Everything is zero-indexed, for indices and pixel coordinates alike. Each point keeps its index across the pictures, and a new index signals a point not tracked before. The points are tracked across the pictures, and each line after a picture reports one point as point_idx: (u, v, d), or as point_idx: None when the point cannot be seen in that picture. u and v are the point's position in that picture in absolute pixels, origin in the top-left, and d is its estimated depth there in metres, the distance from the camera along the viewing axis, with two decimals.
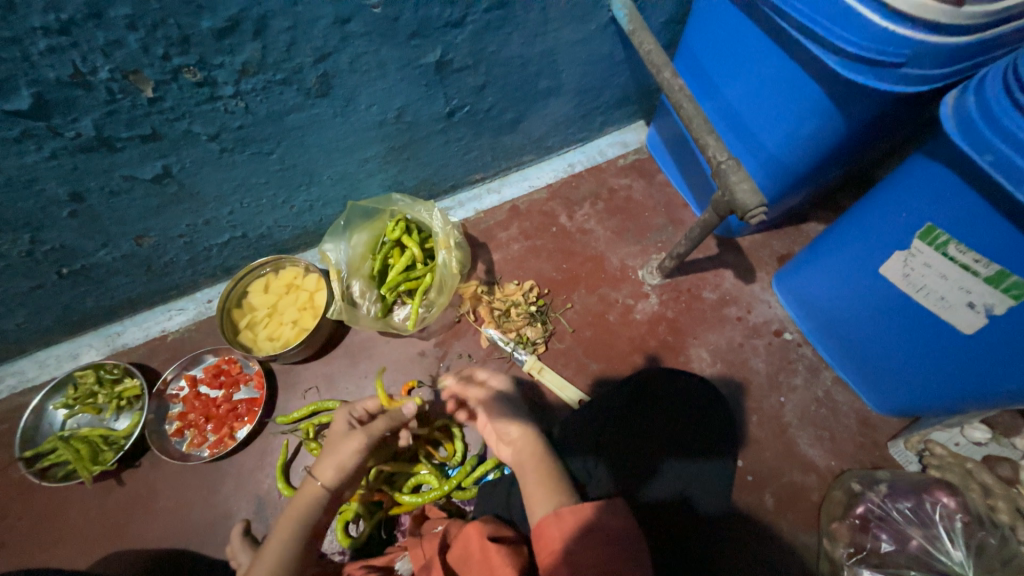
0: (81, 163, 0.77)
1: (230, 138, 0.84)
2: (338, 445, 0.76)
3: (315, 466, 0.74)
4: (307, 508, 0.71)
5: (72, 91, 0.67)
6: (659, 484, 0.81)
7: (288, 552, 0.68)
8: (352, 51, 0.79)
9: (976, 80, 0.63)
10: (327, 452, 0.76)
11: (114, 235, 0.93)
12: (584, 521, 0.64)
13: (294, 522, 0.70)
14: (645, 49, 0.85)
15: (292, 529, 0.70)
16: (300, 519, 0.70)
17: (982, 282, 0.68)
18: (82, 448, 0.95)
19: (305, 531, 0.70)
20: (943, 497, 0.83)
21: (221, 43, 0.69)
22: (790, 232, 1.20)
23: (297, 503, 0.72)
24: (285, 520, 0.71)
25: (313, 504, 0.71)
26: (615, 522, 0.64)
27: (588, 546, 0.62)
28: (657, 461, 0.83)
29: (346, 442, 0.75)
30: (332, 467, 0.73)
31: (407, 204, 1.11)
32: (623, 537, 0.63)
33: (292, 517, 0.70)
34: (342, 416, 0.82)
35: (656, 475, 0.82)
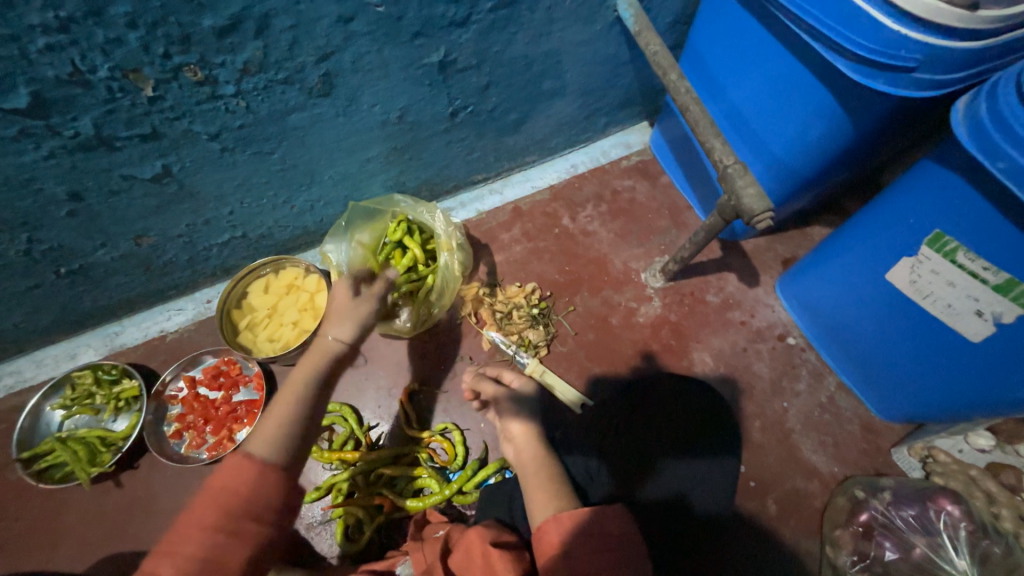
0: (80, 162, 0.76)
1: (230, 137, 0.83)
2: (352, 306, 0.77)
3: (326, 324, 0.74)
4: (321, 358, 0.69)
5: (71, 90, 0.66)
6: (658, 482, 0.80)
7: (301, 404, 0.64)
8: (355, 51, 0.78)
9: (987, 86, 0.62)
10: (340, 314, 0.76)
11: (113, 235, 0.92)
12: (584, 526, 0.64)
13: (308, 366, 0.68)
14: (651, 50, 0.84)
15: (307, 375, 0.67)
16: (315, 369, 0.68)
17: (991, 291, 0.68)
18: (80, 449, 0.94)
19: (321, 385, 0.67)
20: (947, 505, 0.82)
21: (222, 42, 0.68)
22: (794, 236, 1.19)
23: (311, 355, 0.70)
24: (296, 373, 0.68)
25: (327, 357, 0.69)
26: (616, 527, 0.64)
27: (588, 552, 0.62)
28: (657, 458, 0.83)
29: (360, 307, 0.78)
30: (348, 326, 0.74)
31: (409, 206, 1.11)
32: (623, 544, 0.62)
33: (305, 369, 0.68)
34: (345, 285, 0.82)
35: (656, 472, 0.81)
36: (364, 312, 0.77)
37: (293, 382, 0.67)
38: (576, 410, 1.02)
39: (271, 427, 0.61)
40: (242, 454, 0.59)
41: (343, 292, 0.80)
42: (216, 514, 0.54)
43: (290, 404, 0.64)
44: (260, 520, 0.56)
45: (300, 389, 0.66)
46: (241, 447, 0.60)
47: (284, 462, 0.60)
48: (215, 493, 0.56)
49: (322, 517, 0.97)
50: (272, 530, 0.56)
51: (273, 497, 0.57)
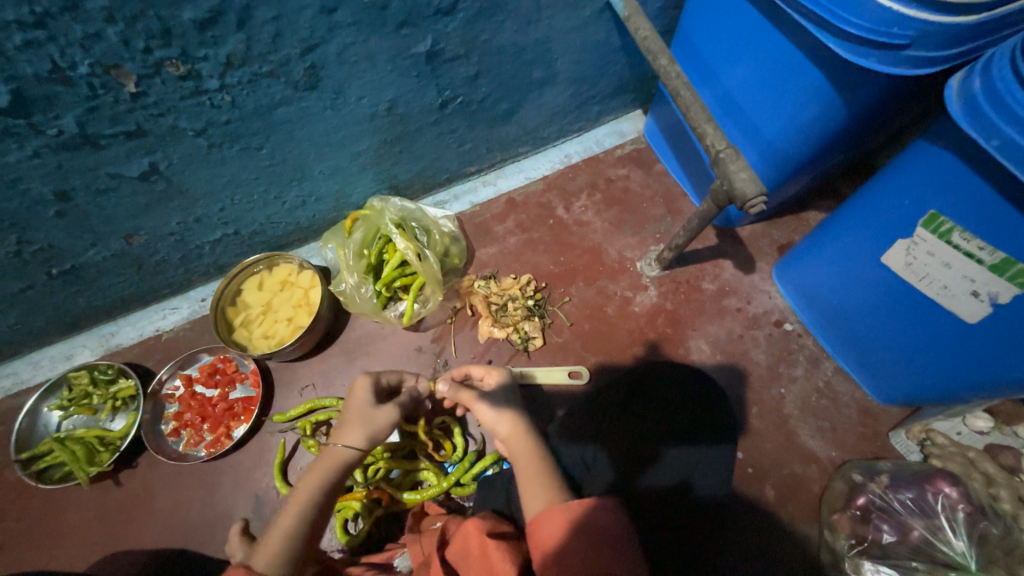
0: (65, 161, 0.75)
1: (217, 133, 0.82)
2: (369, 412, 0.77)
3: (341, 430, 0.75)
4: (329, 471, 0.72)
5: (51, 87, 0.65)
6: (661, 470, 0.82)
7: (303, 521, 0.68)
8: (340, 42, 0.77)
9: (982, 62, 0.60)
10: (357, 418, 0.76)
11: (103, 234, 0.91)
12: (577, 519, 0.63)
13: (300, 508, 0.69)
14: (641, 35, 0.83)
15: (297, 517, 0.68)
16: (325, 478, 0.71)
17: (987, 271, 0.67)
18: (78, 449, 0.95)
19: (325, 494, 0.71)
20: (945, 488, 0.83)
21: (203, 36, 0.67)
22: (789, 221, 1.18)
23: (318, 470, 0.72)
24: (306, 482, 0.71)
25: (337, 467, 0.72)
26: (608, 521, 0.63)
27: (581, 545, 0.61)
28: (659, 448, 0.83)
29: (379, 413, 0.77)
30: (360, 435, 0.74)
31: (407, 210, 1.10)
32: (615, 538, 0.62)
33: (316, 476, 0.71)
34: (365, 383, 0.81)
35: (656, 463, 0.82)
36: (378, 424, 0.77)
37: (295, 506, 0.69)
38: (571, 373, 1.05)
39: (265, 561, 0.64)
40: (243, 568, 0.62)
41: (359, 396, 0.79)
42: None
43: (292, 519, 0.68)
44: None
45: (311, 497, 0.70)
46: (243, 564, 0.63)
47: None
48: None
49: None
50: None
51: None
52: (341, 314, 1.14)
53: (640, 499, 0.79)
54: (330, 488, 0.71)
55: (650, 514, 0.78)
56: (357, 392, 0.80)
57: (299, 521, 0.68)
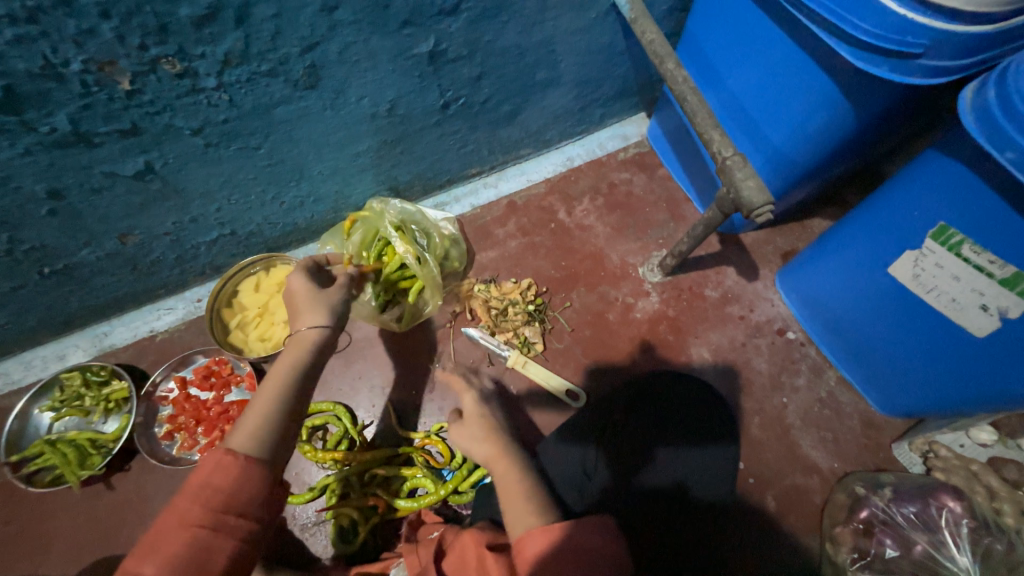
0: (57, 159, 0.74)
1: (214, 132, 0.80)
2: (318, 295, 0.73)
3: (296, 319, 0.70)
4: (297, 353, 0.66)
5: (44, 84, 0.63)
6: (656, 471, 0.81)
7: (283, 399, 0.62)
8: (341, 40, 0.76)
9: (997, 71, 0.59)
10: (308, 301, 0.72)
11: (96, 234, 0.90)
12: (562, 541, 0.61)
13: (276, 389, 0.62)
14: (648, 38, 0.81)
15: (273, 397, 0.62)
16: (295, 356, 0.66)
17: (997, 285, 0.66)
18: (69, 452, 0.93)
19: (303, 374, 0.65)
20: (949, 502, 0.83)
21: (201, 33, 0.66)
22: (794, 228, 1.17)
23: (286, 356, 0.66)
24: (278, 363, 0.65)
25: (304, 348, 0.67)
26: (596, 541, 0.62)
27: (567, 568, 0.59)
28: (653, 449, 0.83)
29: (331, 295, 0.74)
30: (317, 314, 0.70)
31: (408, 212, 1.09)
32: (602, 557, 0.61)
33: (286, 357, 0.66)
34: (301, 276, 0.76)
35: (652, 462, 0.82)
36: (333, 302, 0.73)
37: (271, 383, 0.63)
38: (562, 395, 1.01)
39: (244, 439, 0.58)
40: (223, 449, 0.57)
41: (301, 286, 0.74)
42: (199, 510, 0.52)
43: (268, 398, 0.61)
44: (246, 512, 0.54)
45: (283, 374, 0.64)
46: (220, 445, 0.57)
47: (265, 461, 0.58)
48: (195, 491, 0.53)
49: (316, 519, 0.96)
50: (247, 502, 0.54)
51: (255, 496, 0.55)
52: None
53: (637, 501, 0.78)
54: (303, 367, 0.66)
55: (647, 510, 0.78)
56: (296, 286, 0.74)
57: (278, 404, 0.61)
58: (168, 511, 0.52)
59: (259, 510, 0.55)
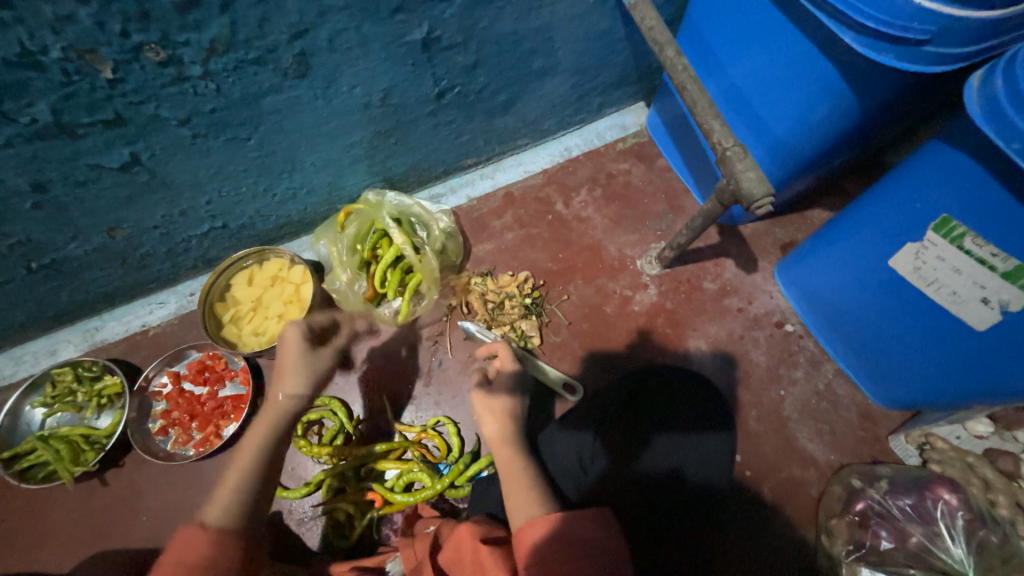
0: (40, 152, 0.72)
1: (202, 122, 0.78)
2: (306, 359, 0.78)
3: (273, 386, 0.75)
4: (270, 420, 0.71)
5: (21, 73, 0.61)
6: (652, 455, 0.81)
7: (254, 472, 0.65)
8: (331, 27, 0.73)
9: (1005, 59, 0.58)
10: (293, 366, 0.77)
11: (84, 228, 0.88)
12: (562, 531, 0.62)
13: (247, 460, 0.66)
14: (647, 25, 0.79)
15: (247, 471, 0.65)
16: (270, 426, 0.70)
17: (998, 278, 0.65)
18: (62, 448, 0.92)
19: (274, 445, 0.69)
20: (945, 494, 0.82)
21: (184, 19, 0.63)
22: (794, 220, 1.16)
23: (257, 426, 0.70)
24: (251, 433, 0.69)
25: (282, 415, 0.72)
26: (597, 531, 0.62)
27: (566, 558, 0.59)
28: (648, 434, 0.83)
29: (317, 359, 0.80)
30: (299, 380, 0.75)
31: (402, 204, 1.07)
32: (602, 547, 0.61)
33: (259, 427, 0.70)
34: (296, 331, 0.80)
35: (648, 448, 0.82)
36: (318, 367, 0.79)
37: (241, 456, 0.67)
38: (559, 387, 1.00)
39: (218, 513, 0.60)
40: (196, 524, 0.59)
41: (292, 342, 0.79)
42: None
43: (239, 473, 0.65)
44: None
45: (255, 446, 0.68)
46: (194, 521, 0.60)
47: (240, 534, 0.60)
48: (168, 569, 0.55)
49: (314, 513, 0.96)
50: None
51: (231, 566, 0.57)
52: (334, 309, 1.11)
53: (634, 487, 0.77)
54: (277, 440, 0.70)
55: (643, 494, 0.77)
56: (290, 340, 0.79)
57: (248, 477, 0.65)
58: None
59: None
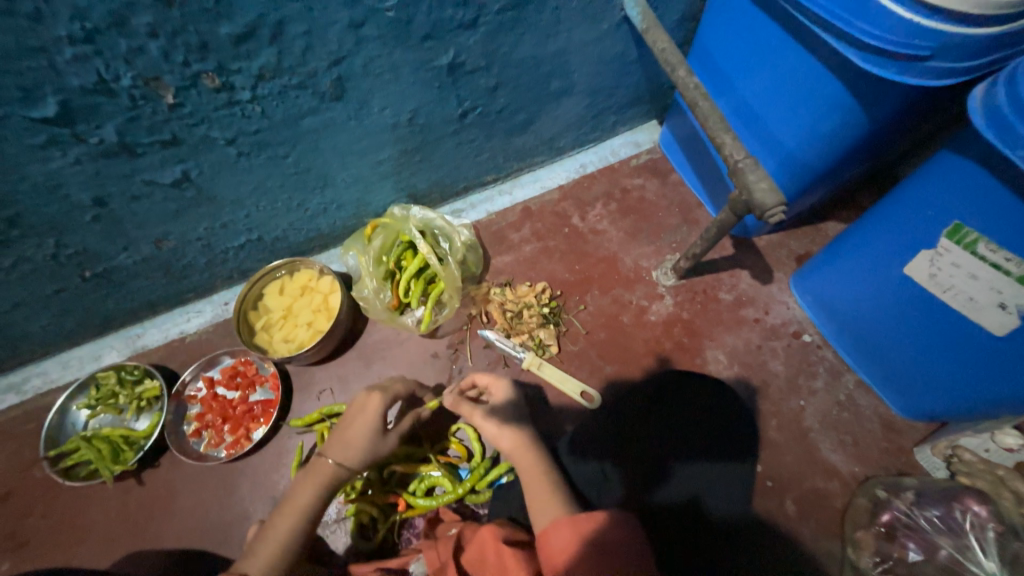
0: (103, 169, 0.79)
1: (246, 142, 0.85)
2: (374, 442, 0.79)
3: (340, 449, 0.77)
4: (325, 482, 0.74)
5: (95, 99, 0.68)
6: (670, 487, 0.81)
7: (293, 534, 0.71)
8: (366, 54, 0.80)
9: (1007, 72, 0.60)
10: (360, 442, 0.78)
11: (134, 239, 0.95)
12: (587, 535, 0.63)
13: (294, 516, 0.72)
14: (659, 47, 0.84)
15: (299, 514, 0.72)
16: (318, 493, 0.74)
17: (1015, 283, 0.66)
18: (104, 447, 0.97)
19: (317, 507, 0.74)
20: (973, 506, 0.80)
21: (238, 50, 0.70)
22: (808, 231, 1.17)
23: (314, 479, 0.74)
24: (302, 488, 0.74)
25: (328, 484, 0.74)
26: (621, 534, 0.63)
27: (594, 562, 0.60)
28: (667, 464, 0.83)
29: (381, 443, 0.80)
30: (359, 459, 0.78)
31: (426, 218, 1.13)
32: (630, 551, 0.61)
33: (310, 486, 0.74)
34: (378, 404, 0.81)
35: (668, 478, 0.81)
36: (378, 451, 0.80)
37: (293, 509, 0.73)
38: (576, 397, 1.00)
39: None
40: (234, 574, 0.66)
41: (368, 419, 0.80)
42: None
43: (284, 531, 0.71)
44: None
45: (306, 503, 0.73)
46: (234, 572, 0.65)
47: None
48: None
49: (337, 516, 0.98)
50: None
51: None
52: (359, 318, 1.16)
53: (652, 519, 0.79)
54: (323, 501, 0.75)
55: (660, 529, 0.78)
56: (369, 410, 0.81)
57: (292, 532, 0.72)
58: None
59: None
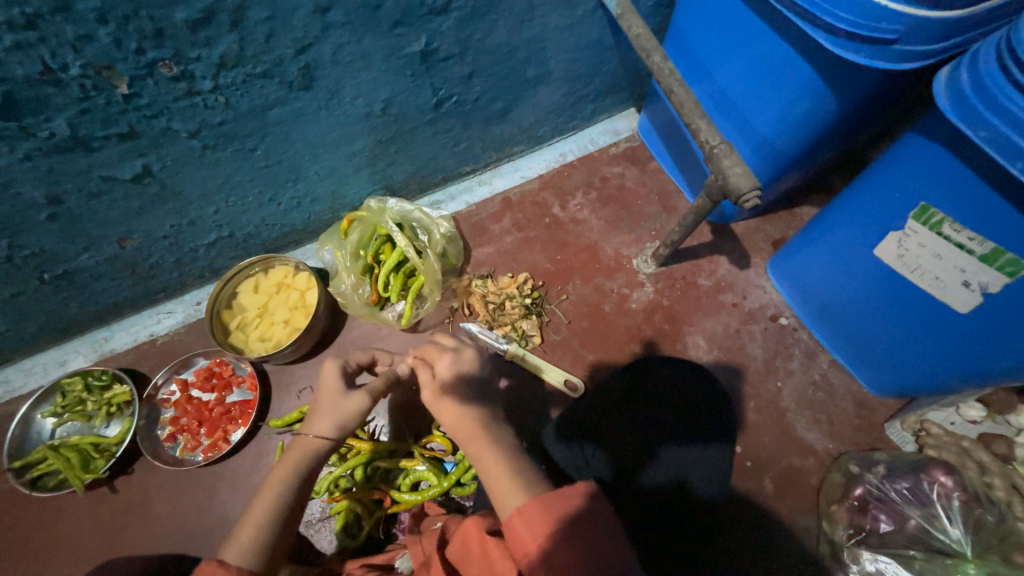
0: (56, 164, 0.75)
1: (211, 134, 0.82)
2: (340, 399, 0.72)
3: (310, 421, 0.70)
4: (301, 460, 0.67)
5: (42, 90, 0.64)
6: (657, 468, 0.82)
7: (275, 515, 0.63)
8: (334, 41, 0.77)
9: (969, 55, 0.62)
10: (325, 406, 0.71)
11: (96, 239, 0.91)
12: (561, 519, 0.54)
13: (270, 500, 0.64)
14: (634, 33, 0.84)
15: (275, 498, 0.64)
16: (293, 471, 0.66)
17: (977, 261, 0.68)
18: (73, 456, 0.94)
19: (298, 486, 0.66)
20: (940, 477, 0.84)
21: (196, 36, 0.67)
22: (783, 217, 1.19)
23: (289, 458, 0.67)
24: (277, 470, 0.67)
25: (305, 457, 0.67)
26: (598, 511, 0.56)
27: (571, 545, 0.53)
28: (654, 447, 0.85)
29: (350, 400, 0.72)
30: (328, 422, 0.69)
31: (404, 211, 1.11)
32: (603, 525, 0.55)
33: (285, 467, 0.67)
34: (334, 367, 0.75)
35: (655, 460, 0.83)
36: (350, 409, 0.71)
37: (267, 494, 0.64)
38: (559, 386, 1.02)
39: (236, 552, 0.58)
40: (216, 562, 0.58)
41: (330, 383, 0.73)
42: None
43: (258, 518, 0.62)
44: None
45: (282, 485, 0.65)
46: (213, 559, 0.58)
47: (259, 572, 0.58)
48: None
49: (321, 514, 0.97)
50: None
51: None
52: (339, 314, 1.13)
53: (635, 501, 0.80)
54: (301, 480, 0.66)
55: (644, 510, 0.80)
56: (328, 375, 0.74)
57: (272, 510, 0.63)
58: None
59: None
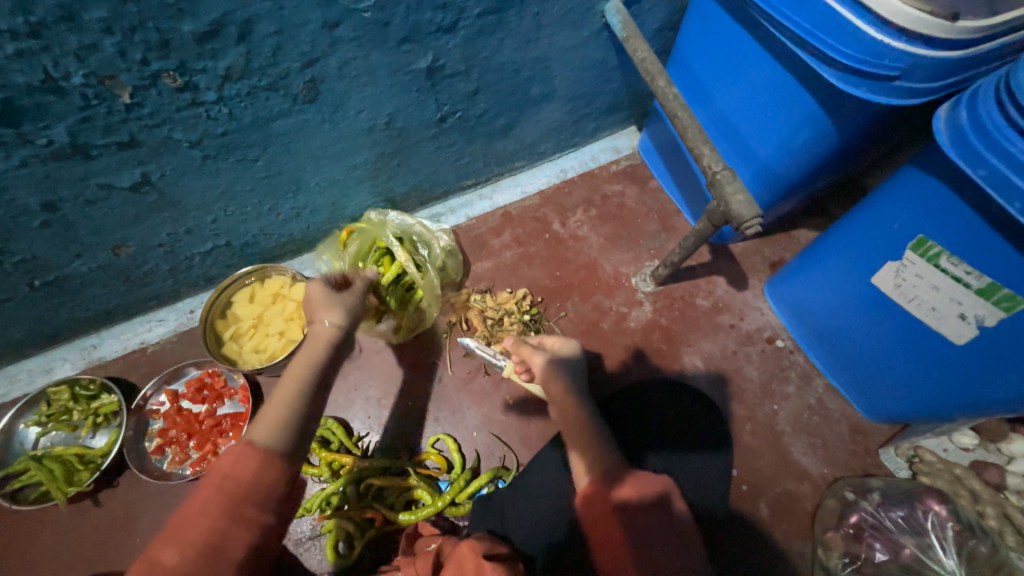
0: (53, 172, 0.73)
1: (212, 144, 0.81)
2: (336, 295, 0.71)
3: (315, 312, 0.69)
4: (316, 350, 0.64)
5: (43, 97, 0.63)
6: None
7: (297, 403, 0.59)
8: (341, 56, 0.77)
9: (968, 93, 0.63)
10: (325, 299, 0.70)
11: (89, 245, 0.89)
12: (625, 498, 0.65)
13: (292, 386, 0.60)
14: (639, 57, 0.85)
15: (291, 397, 0.59)
16: (309, 359, 0.63)
17: (973, 294, 0.69)
18: (56, 468, 0.91)
19: (323, 366, 0.63)
20: (934, 506, 0.85)
21: (202, 48, 0.66)
22: (781, 239, 1.20)
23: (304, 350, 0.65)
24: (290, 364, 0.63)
25: (321, 345, 0.65)
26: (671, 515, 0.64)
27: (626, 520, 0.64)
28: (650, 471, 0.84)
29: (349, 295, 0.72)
30: (334, 310, 0.69)
31: (404, 225, 1.10)
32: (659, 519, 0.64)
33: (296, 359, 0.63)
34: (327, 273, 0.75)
35: None
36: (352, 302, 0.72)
37: (284, 389, 0.60)
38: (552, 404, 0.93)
39: (265, 433, 0.56)
40: (244, 442, 0.56)
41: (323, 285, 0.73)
42: (223, 502, 0.52)
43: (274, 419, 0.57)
44: (263, 505, 0.53)
45: (300, 372, 0.62)
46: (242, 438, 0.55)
47: (287, 454, 0.57)
48: (216, 482, 0.53)
49: (312, 532, 0.95)
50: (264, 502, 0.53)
51: (274, 489, 0.54)
52: None
53: None
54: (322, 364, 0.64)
55: None
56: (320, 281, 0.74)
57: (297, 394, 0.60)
58: (188, 502, 0.52)
59: (275, 506, 0.55)
